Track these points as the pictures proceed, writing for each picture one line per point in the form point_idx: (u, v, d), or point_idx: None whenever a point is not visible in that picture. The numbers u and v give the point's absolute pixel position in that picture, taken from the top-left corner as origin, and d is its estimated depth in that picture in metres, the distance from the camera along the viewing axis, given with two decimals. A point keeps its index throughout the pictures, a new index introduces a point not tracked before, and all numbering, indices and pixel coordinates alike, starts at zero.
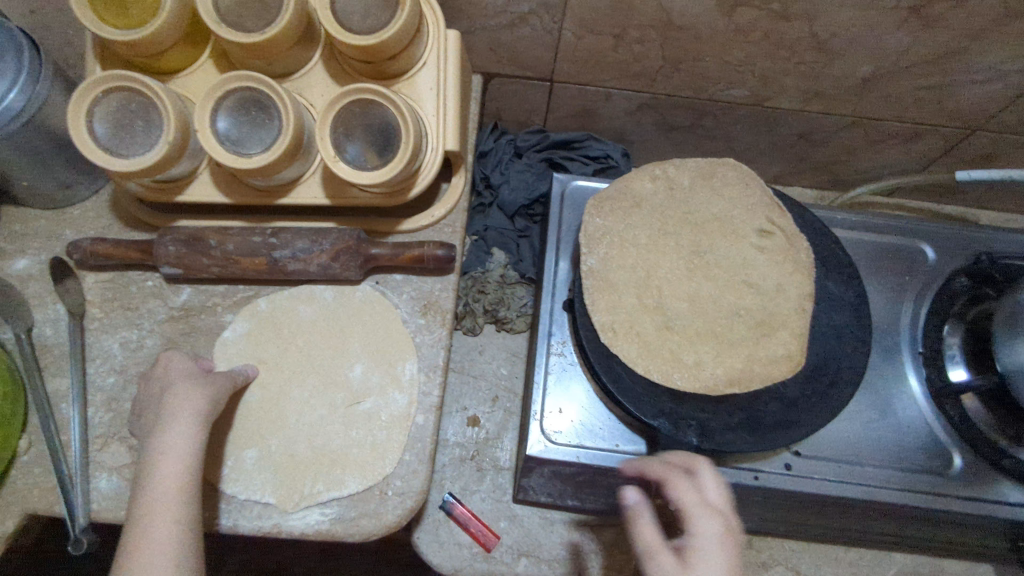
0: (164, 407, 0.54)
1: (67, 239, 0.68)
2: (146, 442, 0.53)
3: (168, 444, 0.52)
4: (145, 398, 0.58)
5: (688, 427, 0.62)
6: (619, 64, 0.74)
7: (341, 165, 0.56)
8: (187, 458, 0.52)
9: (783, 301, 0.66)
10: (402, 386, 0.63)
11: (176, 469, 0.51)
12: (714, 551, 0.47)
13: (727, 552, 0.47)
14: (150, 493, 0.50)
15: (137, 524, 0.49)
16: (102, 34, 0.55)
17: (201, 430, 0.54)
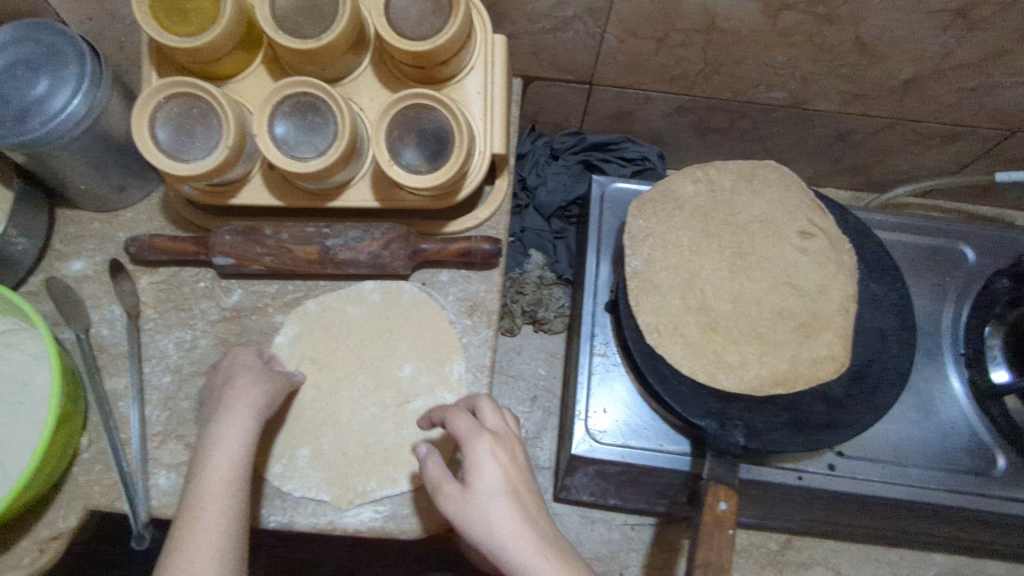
0: (224, 398, 0.56)
1: (121, 240, 0.69)
2: (204, 435, 0.55)
3: (221, 436, 0.54)
4: (210, 388, 0.60)
5: (735, 427, 0.63)
6: (660, 67, 0.74)
7: (395, 169, 0.57)
8: (240, 451, 0.54)
9: (826, 303, 0.67)
10: (451, 386, 0.65)
11: (230, 460, 0.53)
12: (487, 464, 0.48)
13: (499, 458, 0.48)
14: (205, 481, 0.51)
15: (190, 510, 0.50)
16: (164, 41, 0.56)
17: (256, 424, 0.56)
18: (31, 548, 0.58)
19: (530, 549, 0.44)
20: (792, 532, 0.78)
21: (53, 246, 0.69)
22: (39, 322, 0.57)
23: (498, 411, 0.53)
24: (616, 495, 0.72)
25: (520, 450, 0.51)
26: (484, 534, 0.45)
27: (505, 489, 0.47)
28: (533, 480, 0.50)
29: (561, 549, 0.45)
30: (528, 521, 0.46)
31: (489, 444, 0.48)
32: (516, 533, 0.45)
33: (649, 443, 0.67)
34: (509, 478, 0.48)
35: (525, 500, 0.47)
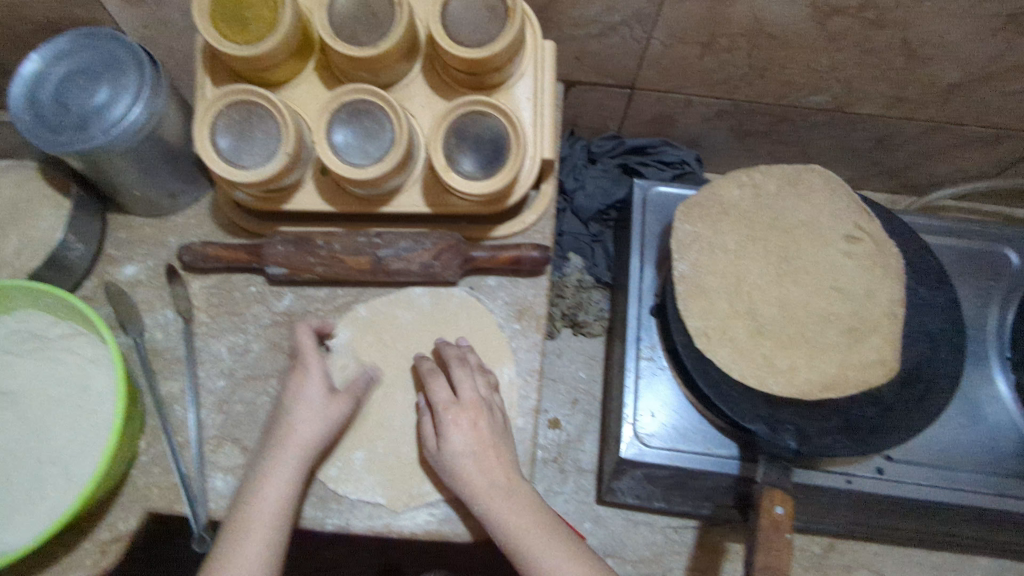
0: (281, 431, 0.57)
1: (172, 245, 0.70)
2: (256, 464, 0.56)
3: (272, 470, 0.55)
4: (277, 410, 0.59)
5: (786, 431, 0.63)
6: (703, 72, 0.74)
7: (452, 176, 0.58)
8: (286, 487, 0.55)
9: (875, 307, 0.67)
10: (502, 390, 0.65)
11: (276, 495, 0.55)
12: (452, 433, 0.58)
13: (463, 427, 0.58)
14: (250, 513, 0.54)
15: (232, 537, 0.53)
16: (224, 49, 0.57)
17: (306, 460, 0.57)
18: (93, 550, 0.59)
19: (484, 498, 0.56)
20: (835, 535, 0.78)
21: (106, 250, 0.70)
22: (103, 329, 0.58)
23: (469, 374, 0.61)
24: (662, 497, 0.73)
25: (489, 408, 0.60)
26: (454, 481, 0.57)
27: (468, 451, 0.57)
28: (501, 432, 0.60)
29: (515, 493, 0.56)
30: (485, 473, 0.57)
31: (450, 415, 0.59)
32: (474, 486, 0.56)
33: (697, 447, 0.68)
34: (469, 440, 0.58)
35: (486, 456, 0.57)
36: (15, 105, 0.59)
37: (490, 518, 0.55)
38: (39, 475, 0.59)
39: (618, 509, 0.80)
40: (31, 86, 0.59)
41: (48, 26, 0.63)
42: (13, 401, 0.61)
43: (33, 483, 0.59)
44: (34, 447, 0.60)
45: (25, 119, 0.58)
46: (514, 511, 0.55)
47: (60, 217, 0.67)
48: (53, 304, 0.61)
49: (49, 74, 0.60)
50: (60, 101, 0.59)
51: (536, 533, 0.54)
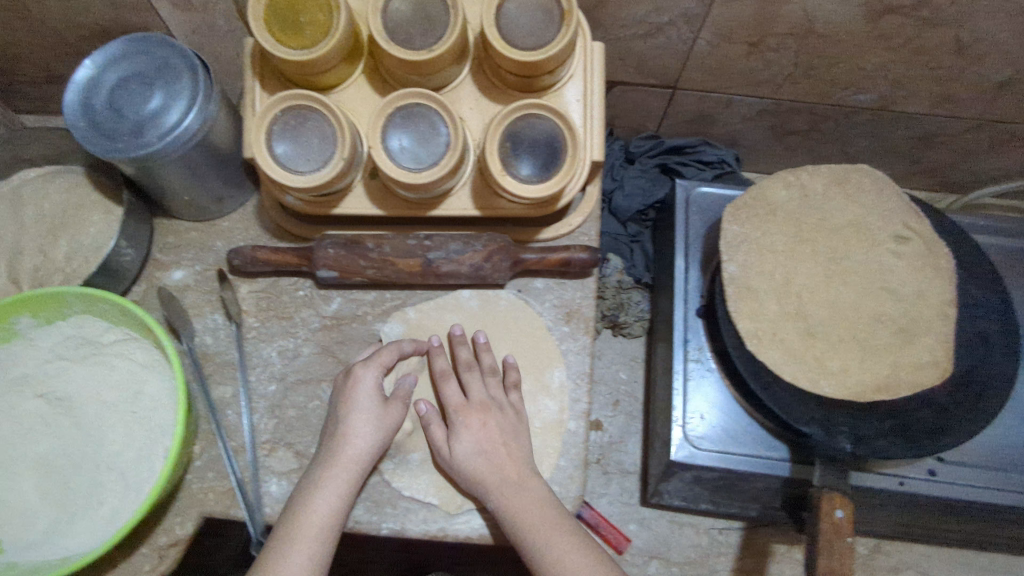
0: (337, 441, 0.58)
1: (219, 249, 0.70)
2: (310, 475, 0.57)
3: (325, 480, 0.56)
4: (335, 420, 0.60)
5: (841, 434, 0.63)
6: (748, 71, 0.74)
7: (507, 179, 0.57)
8: (338, 499, 0.56)
9: (926, 307, 0.66)
10: (552, 393, 0.65)
11: (329, 504, 0.55)
12: (462, 434, 0.61)
13: (472, 427, 0.61)
14: (302, 520, 0.54)
15: (282, 542, 0.53)
16: (279, 54, 0.57)
17: (359, 472, 0.58)
18: (151, 554, 0.59)
19: (497, 494, 0.57)
20: (881, 536, 0.78)
21: (154, 255, 0.70)
22: (163, 335, 0.58)
23: (479, 378, 0.64)
24: (709, 500, 0.73)
25: (499, 408, 0.62)
26: (468, 480, 0.59)
27: (477, 450, 0.60)
28: (512, 430, 0.61)
29: (527, 488, 0.57)
30: (495, 470, 0.58)
31: (461, 416, 0.62)
32: (487, 483, 0.58)
33: (747, 449, 0.67)
34: (479, 440, 0.60)
35: (495, 454, 0.60)
36: (70, 111, 0.58)
37: (502, 514, 0.56)
38: (97, 481, 0.59)
39: (662, 510, 0.80)
40: (85, 92, 0.59)
41: (98, 32, 0.63)
42: (69, 407, 0.61)
43: (91, 489, 0.59)
44: (91, 453, 0.60)
45: (80, 126, 0.58)
46: (525, 505, 0.56)
47: (109, 223, 0.67)
48: (108, 311, 0.61)
49: (103, 80, 0.60)
50: (114, 108, 0.59)
51: (546, 524, 0.55)
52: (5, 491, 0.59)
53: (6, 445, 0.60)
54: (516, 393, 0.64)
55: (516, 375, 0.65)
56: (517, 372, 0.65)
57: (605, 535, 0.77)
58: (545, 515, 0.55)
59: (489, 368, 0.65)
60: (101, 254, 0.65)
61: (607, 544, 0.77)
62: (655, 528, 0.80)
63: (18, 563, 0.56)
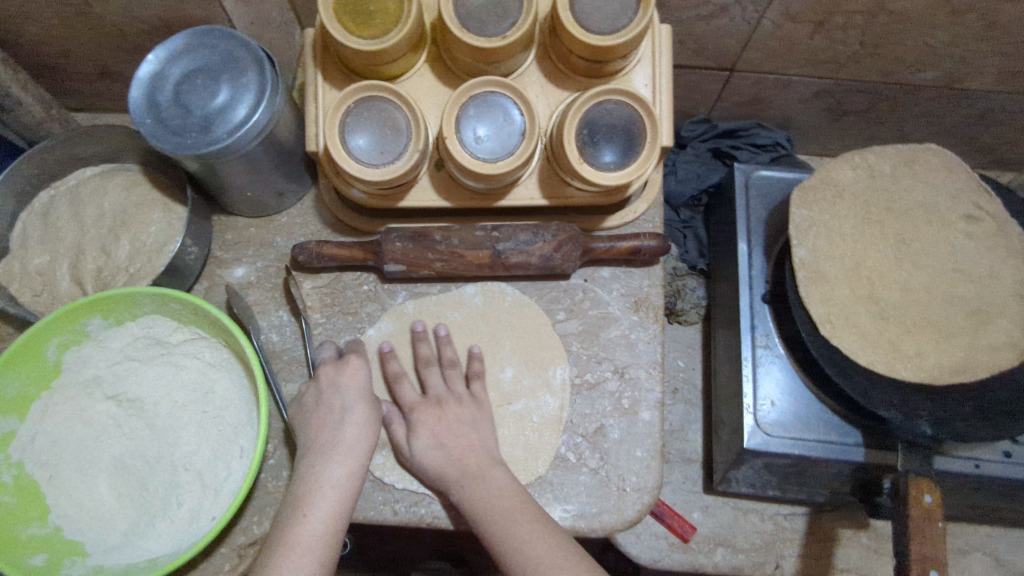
0: (329, 442, 0.57)
1: (280, 246, 0.69)
2: (301, 479, 0.56)
3: (317, 487, 0.55)
4: (315, 416, 0.59)
5: (921, 418, 0.62)
6: (810, 51, 0.72)
7: (585, 167, 0.56)
8: (337, 493, 0.55)
9: (1000, 288, 0.64)
10: (553, 390, 0.65)
11: (323, 512, 0.54)
12: (416, 429, 0.61)
13: (425, 422, 0.61)
14: (296, 529, 0.52)
15: (278, 556, 0.51)
16: (351, 45, 0.56)
17: (357, 464, 0.57)
18: (231, 554, 0.59)
19: (457, 485, 0.57)
20: (947, 519, 0.77)
21: (214, 253, 0.69)
22: (240, 334, 0.57)
23: (437, 373, 0.64)
24: (777, 486, 0.74)
25: (458, 400, 0.63)
26: (429, 474, 0.59)
27: (432, 442, 0.60)
28: (471, 420, 0.62)
29: (487, 475, 0.57)
30: (454, 461, 0.59)
31: (416, 412, 0.62)
32: (447, 476, 0.58)
33: (822, 435, 0.67)
34: (436, 434, 0.61)
35: (452, 446, 0.60)
36: (135, 108, 0.57)
37: (465, 505, 0.56)
38: (174, 482, 0.58)
39: (725, 497, 0.80)
40: (149, 88, 0.58)
41: (158, 27, 0.62)
42: (141, 408, 0.60)
43: (169, 490, 0.58)
44: (166, 454, 0.59)
45: (146, 123, 0.57)
46: (484, 493, 0.56)
47: (171, 221, 0.66)
48: (178, 311, 0.60)
49: (167, 75, 0.58)
50: (181, 103, 0.57)
51: (506, 510, 0.54)
52: (81, 494, 0.58)
53: (79, 448, 0.59)
54: (478, 382, 0.65)
55: (479, 364, 0.65)
56: (481, 362, 0.66)
57: (671, 524, 0.79)
58: (504, 501, 0.55)
59: (448, 362, 0.65)
60: (165, 253, 0.64)
61: (672, 533, 0.79)
62: (719, 516, 0.79)
63: (105, 566, 0.55)
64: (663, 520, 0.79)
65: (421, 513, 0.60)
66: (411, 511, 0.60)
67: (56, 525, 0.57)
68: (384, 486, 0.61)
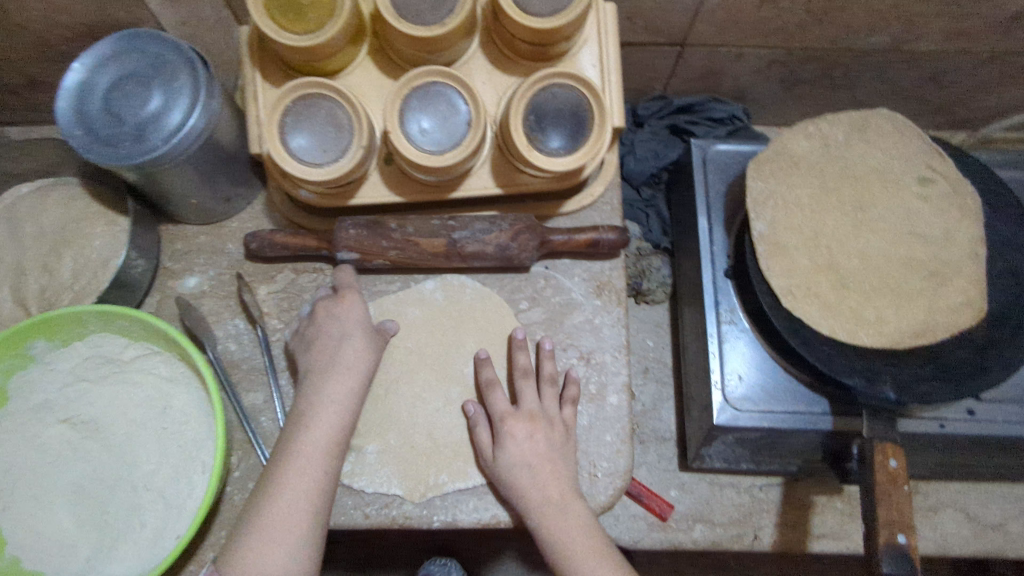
0: (338, 355, 0.59)
1: (231, 252, 0.67)
2: (311, 388, 0.57)
3: (327, 398, 0.56)
4: (320, 335, 0.60)
5: (884, 382, 0.62)
6: (759, 22, 0.71)
7: (535, 154, 0.55)
8: (332, 435, 0.55)
9: (954, 248, 0.65)
10: None
11: (330, 421, 0.55)
12: (510, 443, 0.59)
13: (520, 440, 0.59)
14: (307, 437, 0.54)
15: (288, 462, 0.53)
16: (284, 42, 0.54)
17: (350, 406, 0.57)
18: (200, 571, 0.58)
19: (537, 513, 0.56)
20: (917, 478, 0.79)
21: (163, 264, 0.67)
22: (192, 348, 0.56)
23: (533, 387, 0.62)
24: (750, 459, 0.75)
25: (550, 420, 0.60)
26: (509, 491, 0.58)
27: (523, 462, 0.58)
28: (559, 446, 0.59)
29: (570, 510, 0.56)
30: (539, 487, 0.56)
31: (506, 424, 0.60)
32: (529, 500, 0.56)
33: (789, 406, 0.67)
34: (525, 452, 0.58)
35: (542, 471, 0.57)
36: (63, 120, 0.55)
37: (540, 535, 0.55)
38: (136, 503, 0.57)
39: (701, 473, 0.81)
40: (77, 98, 0.55)
41: (83, 33, 0.59)
42: (97, 430, 0.59)
43: (131, 512, 0.57)
44: (126, 475, 0.58)
45: (77, 135, 0.54)
46: (565, 529, 0.54)
47: (115, 234, 0.63)
48: (127, 327, 0.59)
49: (95, 84, 0.56)
50: (112, 112, 0.55)
51: (584, 555, 0.54)
52: (38, 522, 0.56)
53: (34, 475, 0.58)
54: (570, 408, 0.62)
55: (575, 391, 0.62)
56: (577, 388, 0.62)
57: (648, 503, 0.79)
58: (582, 543, 0.54)
59: (548, 377, 0.63)
60: (111, 268, 0.62)
61: (650, 513, 0.79)
62: (696, 492, 0.80)
63: None
64: (640, 500, 0.79)
65: (392, 514, 0.60)
66: (383, 512, 0.60)
67: (14, 556, 0.55)
68: (353, 490, 0.61)
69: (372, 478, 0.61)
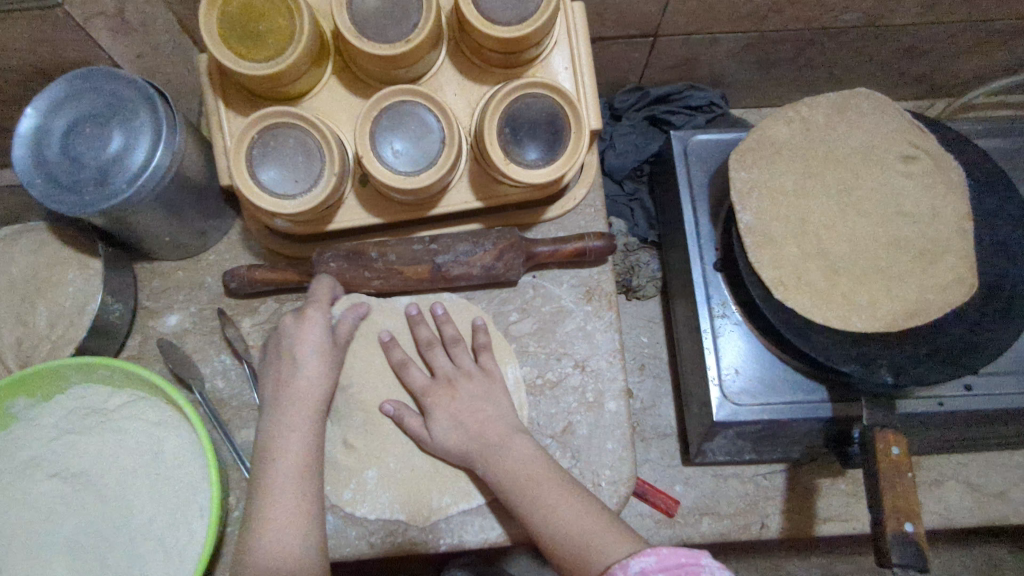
0: (291, 374, 0.57)
1: (212, 287, 0.66)
2: (270, 414, 0.57)
3: (291, 419, 0.56)
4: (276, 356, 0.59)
5: (881, 367, 0.62)
6: (731, 8, 0.70)
7: (512, 168, 0.54)
8: (302, 460, 0.54)
9: (942, 225, 0.64)
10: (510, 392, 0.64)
11: (300, 445, 0.55)
12: (436, 412, 0.61)
13: (444, 404, 0.61)
14: (276, 462, 0.54)
15: (265, 494, 0.52)
16: (245, 71, 0.52)
17: (314, 427, 0.56)
18: None
19: (480, 459, 0.57)
20: (918, 453, 0.79)
21: (142, 304, 0.65)
22: (176, 393, 0.54)
23: (442, 352, 0.64)
24: (753, 450, 0.74)
25: (468, 376, 0.62)
26: (453, 456, 0.59)
27: (452, 424, 0.60)
28: (484, 393, 0.61)
29: (511, 446, 0.57)
30: (473, 437, 0.59)
31: (429, 397, 0.61)
32: (471, 453, 0.58)
33: (789, 397, 0.67)
34: (454, 414, 0.60)
35: (472, 423, 0.59)
36: (21, 169, 0.53)
37: (490, 479, 0.56)
38: (136, 552, 0.56)
39: (705, 466, 0.81)
40: (33, 145, 0.53)
41: (33, 74, 0.57)
42: (88, 481, 0.58)
43: (131, 563, 0.56)
44: (123, 525, 0.57)
45: (37, 184, 0.52)
46: (508, 464, 0.56)
47: (88, 278, 0.61)
48: (108, 375, 0.57)
49: (50, 128, 0.54)
50: (71, 156, 0.53)
51: (531, 483, 0.54)
52: None
53: (28, 534, 0.56)
54: (485, 355, 0.64)
55: (485, 337, 0.64)
56: (487, 333, 0.64)
57: (654, 501, 0.79)
58: (530, 473, 0.55)
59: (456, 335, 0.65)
60: (87, 314, 0.60)
61: (658, 511, 0.79)
62: (701, 485, 0.80)
63: None
64: (647, 499, 0.79)
65: (398, 540, 0.60)
66: (387, 540, 0.60)
67: None
68: (356, 519, 0.60)
69: (373, 505, 0.60)
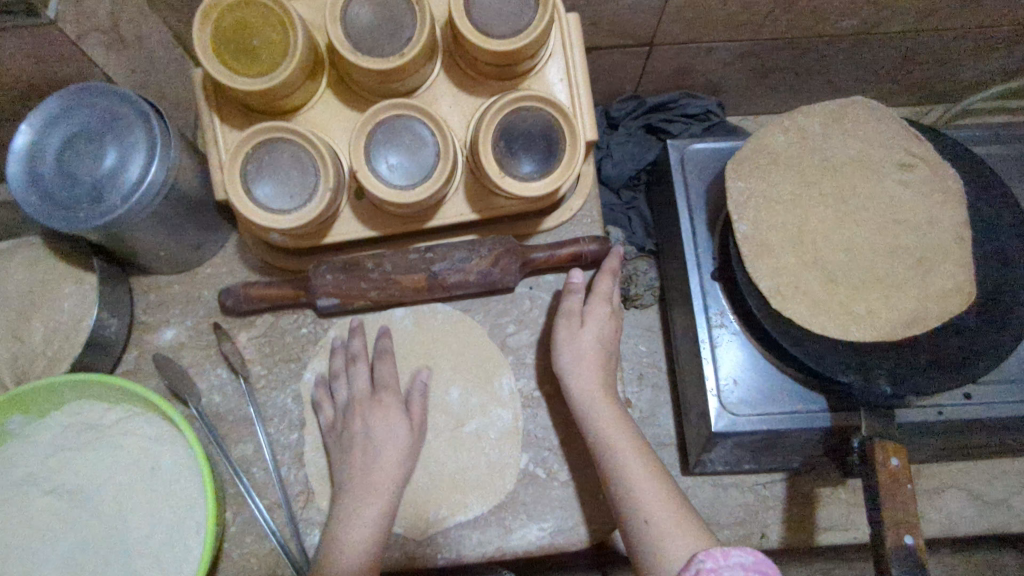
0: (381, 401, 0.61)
1: (208, 300, 0.66)
2: (362, 436, 0.59)
3: (382, 441, 0.59)
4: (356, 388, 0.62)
5: (880, 376, 0.61)
6: (727, 17, 0.70)
7: (508, 180, 0.54)
8: (387, 486, 0.57)
9: (940, 233, 0.64)
10: (504, 403, 0.64)
11: (388, 471, 0.58)
12: (592, 324, 0.62)
13: (601, 325, 0.63)
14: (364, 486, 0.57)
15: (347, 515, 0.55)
16: (238, 86, 0.52)
17: (403, 451, 0.59)
18: None
19: (594, 407, 0.59)
20: (919, 462, 0.79)
21: (138, 319, 0.65)
22: (171, 410, 0.54)
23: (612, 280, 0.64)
24: (752, 460, 0.74)
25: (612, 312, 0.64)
26: (578, 374, 0.60)
27: (596, 339, 0.62)
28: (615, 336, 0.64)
29: (627, 426, 0.58)
30: (603, 378, 0.60)
31: (590, 306, 0.63)
32: (592, 394, 0.59)
33: (787, 407, 0.66)
34: (602, 338, 0.62)
35: (606, 362, 0.62)
36: (16, 186, 0.52)
37: (601, 443, 0.57)
38: (132, 570, 0.56)
39: (703, 476, 0.80)
40: (28, 162, 0.53)
41: (27, 89, 0.57)
42: (83, 499, 0.57)
43: None
44: (118, 543, 0.56)
45: (32, 201, 0.52)
46: (621, 443, 0.57)
47: (83, 293, 0.61)
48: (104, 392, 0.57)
49: (45, 145, 0.54)
50: (67, 172, 0.53)
51: (636, 470, 0.55)
52: None
53: (23, 553, 0.56)
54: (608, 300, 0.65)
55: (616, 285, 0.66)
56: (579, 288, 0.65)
57: None
58: (634, 461, 0.56)
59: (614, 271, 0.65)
60: (83, 329, 0.60)
61: None
62: (700, 495, 0.80)
63: None
64: None
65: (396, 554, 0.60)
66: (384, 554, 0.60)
67: None
68: None
69: None
